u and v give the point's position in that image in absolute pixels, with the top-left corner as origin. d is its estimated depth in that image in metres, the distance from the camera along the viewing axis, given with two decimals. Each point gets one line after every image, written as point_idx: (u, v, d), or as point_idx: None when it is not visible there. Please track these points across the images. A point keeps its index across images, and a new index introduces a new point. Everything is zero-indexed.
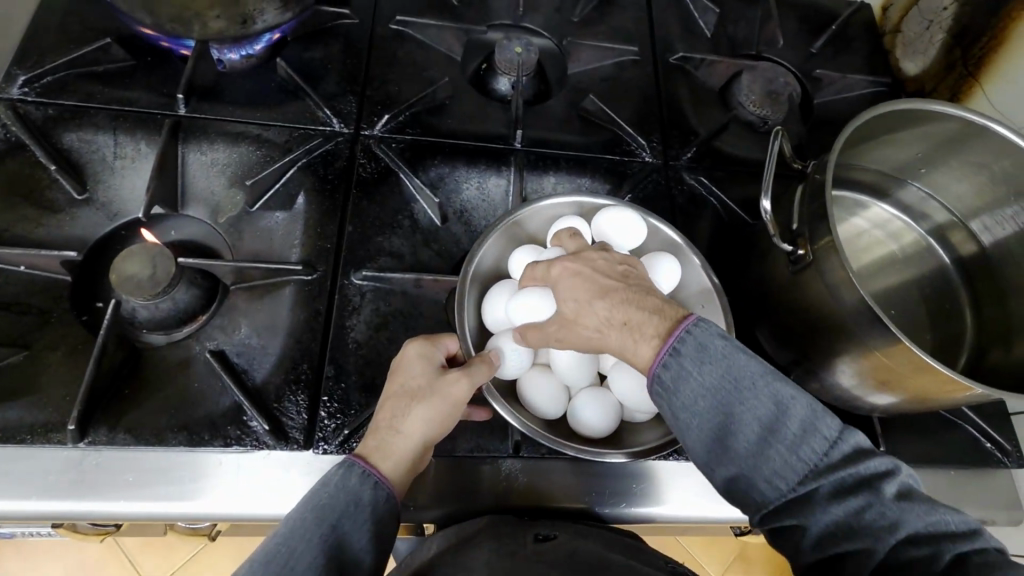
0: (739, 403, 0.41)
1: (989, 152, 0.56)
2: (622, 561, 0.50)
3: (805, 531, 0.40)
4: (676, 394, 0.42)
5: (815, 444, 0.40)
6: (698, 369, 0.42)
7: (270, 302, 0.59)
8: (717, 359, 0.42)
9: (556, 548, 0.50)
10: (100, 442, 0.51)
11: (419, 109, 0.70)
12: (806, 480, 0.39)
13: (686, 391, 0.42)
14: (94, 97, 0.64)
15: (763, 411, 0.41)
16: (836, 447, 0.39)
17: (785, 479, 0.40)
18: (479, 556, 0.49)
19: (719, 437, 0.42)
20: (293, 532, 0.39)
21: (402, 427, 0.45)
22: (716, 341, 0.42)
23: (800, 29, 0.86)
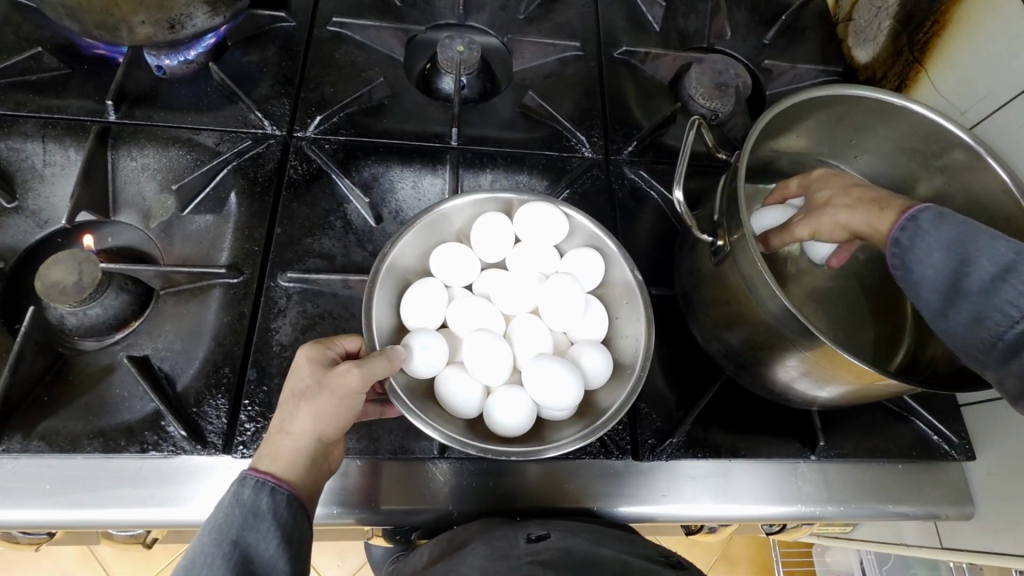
0: (973, 249, 0.41)
1: (916, 134, 0.59)
2: (614, 556, 0.49)
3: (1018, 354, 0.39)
4: (919, 265, 0.43)
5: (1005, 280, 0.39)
6: (935, 236, 0.43)
7: (196, 306, 0.59)
8: (943, 233, 0.42)
9: (551, 547, 0.49)
10: (14, 449, 0.50)
11: (353, 110, 0.70)
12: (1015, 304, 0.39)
13: (926, 256, 0.43)
14: (25, 105, 0.65)
15: (976, 258, 0.41)
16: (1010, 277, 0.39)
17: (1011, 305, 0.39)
18: (471, 556, 0.48)
19: (951, 288, 0.42)
20: (194, 562, 0.38)
21: (291, 428, 0.45)
22: (934, 223, 0.43)
23: (751, 20, 0.84)
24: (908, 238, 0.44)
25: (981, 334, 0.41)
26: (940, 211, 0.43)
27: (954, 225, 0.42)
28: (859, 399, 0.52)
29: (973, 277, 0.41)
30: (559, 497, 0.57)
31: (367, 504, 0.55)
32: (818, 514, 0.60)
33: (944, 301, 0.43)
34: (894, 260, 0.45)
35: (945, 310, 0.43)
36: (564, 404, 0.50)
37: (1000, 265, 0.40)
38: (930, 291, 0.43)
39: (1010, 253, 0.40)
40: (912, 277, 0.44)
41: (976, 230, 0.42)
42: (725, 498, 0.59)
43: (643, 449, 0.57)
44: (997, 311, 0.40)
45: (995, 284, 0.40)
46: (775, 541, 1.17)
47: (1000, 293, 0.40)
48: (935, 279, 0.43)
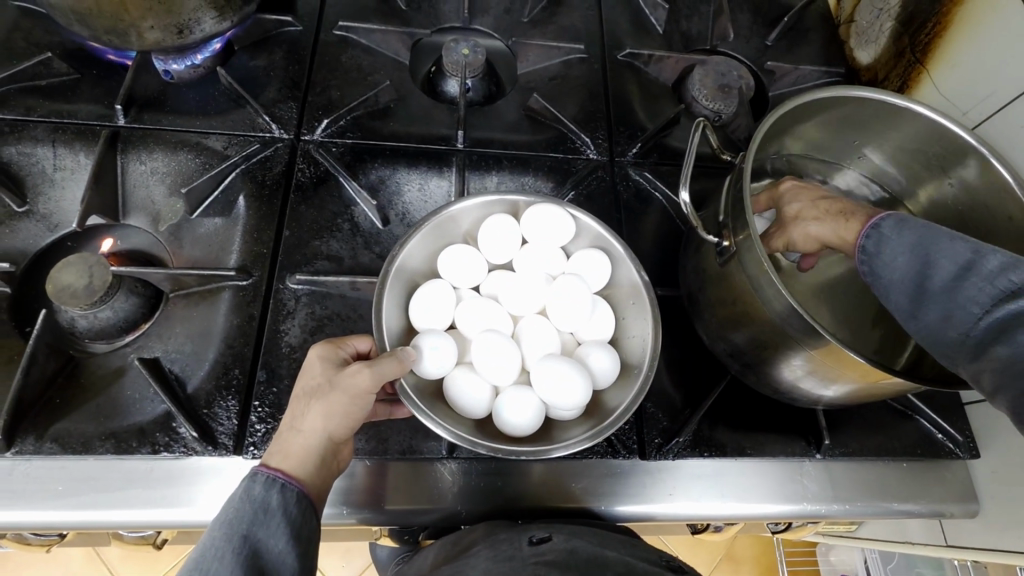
0: (935, 250, 0.41)
1: (919, 135, 0.60)
2: (619, 558, 0.49)
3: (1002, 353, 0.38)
4: (885, 268, 0.44)
5: (975, 277, 0.39)
6: (898, 239, 0.44)
7: (206, 308, 0.59)
8: (905, 235, 0.43)
9: (553, 548, 0.48)
10: (27, 451, 0.51)
11: (360, 113, 0.70)
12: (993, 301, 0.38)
13: (891, 259, 0.44)
14: (35, 110, 0.65)
15: (943, 257, 0.41)
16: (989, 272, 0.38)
17: (980, 301, 0.38)
18: (477, 560, 0.48)
19: (920, 289, 0.42)
20: (204, 555, 0.38)
21: (302, 426, 0.46)
22: (895, 228, 0.44)
23: (754, 22, 0.84)
24: (870, 245, 0.45)
25: (948, 334, 0.40)
26: (903, 217, 0.45)
27: (916, 228, 0.43)
28: (863, 398, 0.52)
29: (935, 277, 0.41)
30: (565, 496, 0.58)
31: (373, 504, 0.56)
32: (823, 512, 0.60)
33: (912, 304, 0.43)
34: (862, 266, 0.46)
35: (914, 311, 0.43)
36: (573, 403, 0.50)
37: (958, 263, 0.40)
38: (897, 295, 0.44)
39: (967, 251, 0.40)
40: (880, 282, 0.45)
41: (937, 232, 0.42)
42: (729, 496, 0.59)
43: (649, 448, 0.58)
44: (960, 309, 0.39)
45: (954, 283, 0.40)
46: (780, 540, 1.17)
47: (960, 291, 0.39)
48: (902, 281, 0.43)
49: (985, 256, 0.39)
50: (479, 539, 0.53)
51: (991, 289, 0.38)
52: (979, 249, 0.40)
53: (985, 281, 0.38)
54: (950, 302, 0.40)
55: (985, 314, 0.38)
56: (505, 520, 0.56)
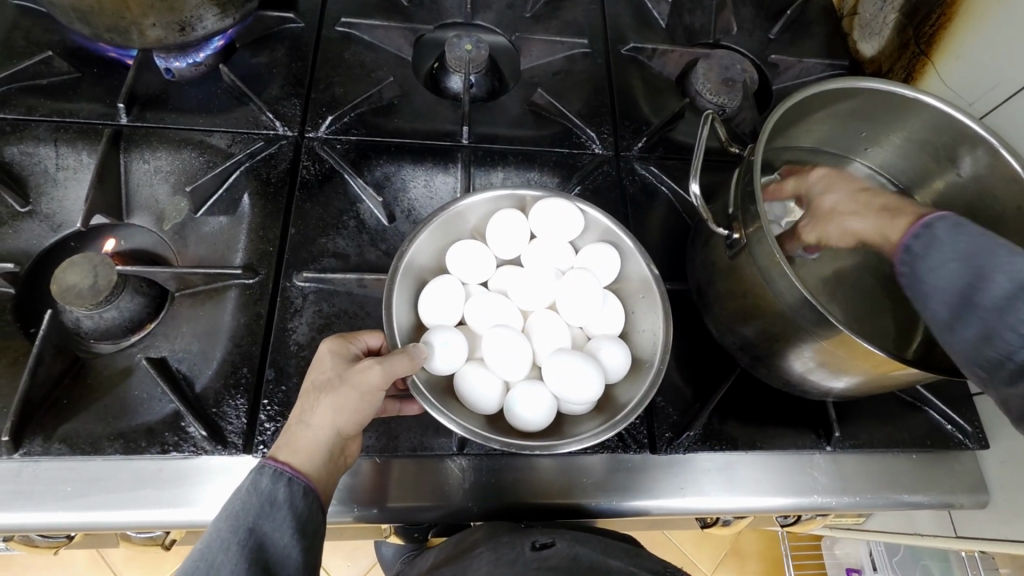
0: (991, 262, 0.39)
1: (927, 126, 0.60)
2: (621, 566, 0.51)
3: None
4: (932, 273, 0.42)
5: None
6: (953, 244, 0.42)
7: (212, 307, 0.59)
8: (964, 240, 0.41)
9: (557, 553, 0.51)
10: (35, 452, 0.51)
11: (364, 109, 0.70)
12: None
13: (940, 265, 0.42)
14: (36, 110, 0.65)
15: (1002, 269, 0.38)
16: None
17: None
18: (479, 561, 0.50)
19: (965, 301, 0.40)
20: (210, 546, 0.39)
21: (312, 421, 0.45)
22: (952, 231, 0.42)
23: (756, 16, 0.84)
24: (915, 246, 0.44)
25: (986, 351, 0.39)
26: (961, 223, 0.42)
27: (970, 237, 0.41)
28: (874, 389, 0.52)
29: (984, 292, 0.39)
30: (575, 491, 0.57)
31: (377, 502, 0.55)
32: (833, 505, 0.60)
33: (955, 317, 0.41)
34: (904, 266, 0.45)
35: (953, 325, 0.41)
36: (586, 398, 0.50)
37: (1014, 281, 0.37)
38: (937, 304, 0.42)
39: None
40: (923, 289, 0.43)
41: (996, 242, 0.40)
42: (738, 490, 0.59)
43: (660, 442, 0.58)
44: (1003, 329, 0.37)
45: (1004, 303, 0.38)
46: (785, 535, 1.17)
47: (1008, 311, 0.37)
48: (949, 291, 0.41)
49: None
50: (481, 539, 0.54)
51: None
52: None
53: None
54: (993, 319, 0.38)
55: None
56: (507, 521, 0.56)
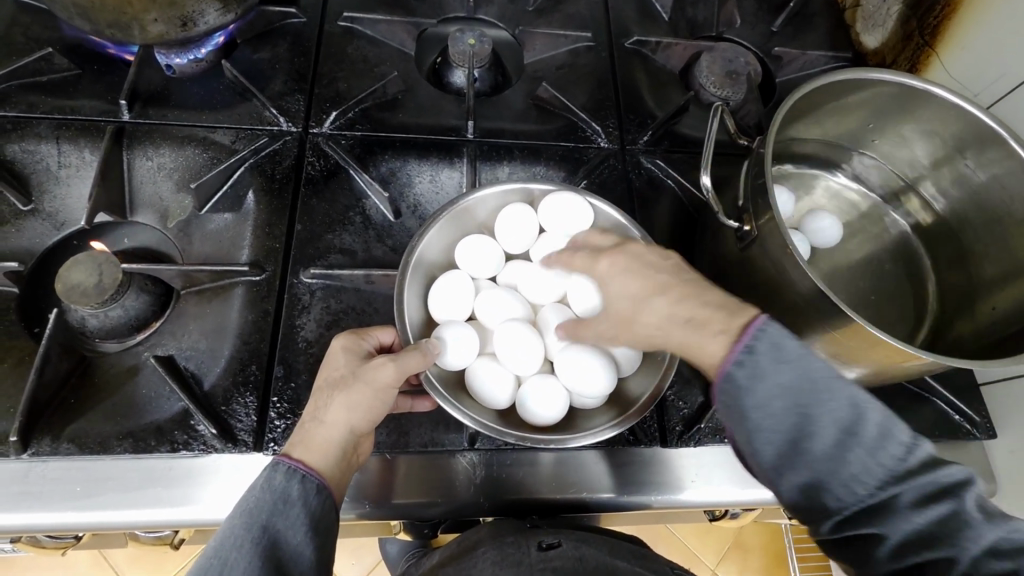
0: (818, 410, 0.38)
1: (935, 117, 0.60)
2: (627, 568, 0.52)
3: (884, 542, 0.38)
4: (750, 394, 0.39)
5: (895, 453, 0.37)
6: (776, 369, 0.39)
7: (218, 305, 0.58)
8: (794, 363, 0.38)
9: (564, 555, 0.51)
10: (44, 452, 0.51)
11: (368, 104, 0.70)
12: (887, 488, 0.37)
13: (760, 393, 0.39)
14: (37, 107, 0.64)
15: (843, 419, 0.38)
16: (913, 455, 0.37)
17: (865, 486, 0.37)
18: (481, 561, 0.51)
19: (792, 439, 0.39)
20: (223, 543, 0.39)
21: (326, 418, 0.45)
22: (792, 344, 0.39)
23: (759, 8, 0.83)
24: (738, 376, 0.40)
25: (818, 496, 0.39)
26: (780, 344, 0.39)
27: (790, 367, 0.39)
28: (883, 380, 0.53)
29: (815, 438, 0.38)
30: (587, 484, 0.57)
31: (379, 499, 0.54)
32: None
33: (784, 458, 0.39)
34: (726, 395, 0.40)
35: (781, 466, 0.40)
36: (597, 392, 0.51)
37: (841, 425, 0.37)
38: (768, 439, 0.39)
39: (852, 411, 0.37)
40: (741, 420, 0.40)
41: (825, 382, 0.38)
42: (750, 483, 0.58)
43: (671, 435, 0.58)
44: (840, 480, 0.38)
45: (840, 449, 0.37)
46: (787, 528, 1.17)
47: (846, 460, 0.37)
48: (770, 423, 0.39)
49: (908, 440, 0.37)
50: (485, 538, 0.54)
51: (877, 466, 0.37)
52: (866, 408, 0.37)
53: (869, 454, 0.37)
54: (846, 470, 0.38)
55: (874, 492, 0.37)
56: (512, 521, 0.55)
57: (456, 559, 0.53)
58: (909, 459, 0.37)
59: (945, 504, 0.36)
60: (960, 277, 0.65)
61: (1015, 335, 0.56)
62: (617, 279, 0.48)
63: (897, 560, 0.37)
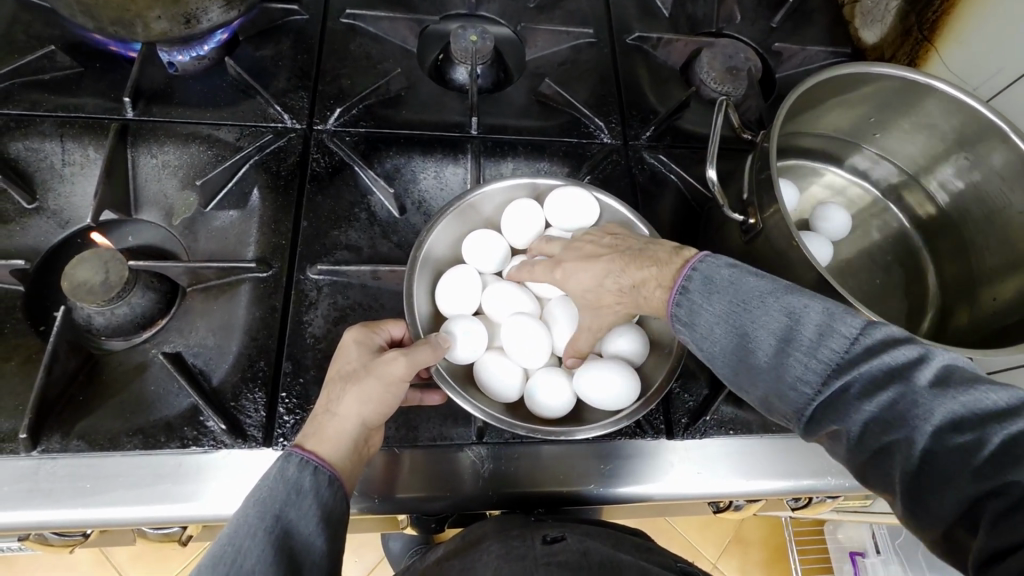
0: (754, 320, 0.39)
1: (935, 111, 0.61)
2: (632, 561, 0.50)
3: (846, 434, 0.35)
4: (690, 322, 0.41)
5: (834, 344, 0.36)
6: (709, 299, 0.41)
7: (225, 302, 0.58)
8: (725, 287, 0.41)
9: (568, 548, 0.50)
10: (54, 449, 0.51)
11: (372, 101, 0.70)
12: (831, 380, 0.36)
13: (701, 319, 0.41)
14: (40, 105, 0.64)
15: (777, 324, 0.38)
16: (857, 343, 0.36)
17: (811, 383, 0.36)
18: (486, 554, 0.51)
19: (738, 354, 0.40)
20: (236, 531, 0.39)
21: (338, 411, 0.46)
22: (723, 271, 0.41)
23: (759, 4, 0.84)
24: (680, 311, 0.42)
25: (776, 402, 0.39)
26: (713, 274, 0.41)
27: (723, 291, 0.40)
28: None
29: (756, 350, 0.39)
30: (595, 476, 0.57)
31: (385, 494, 0.55)
32: (846, 486, 0.61)
33: (737, 373, 0.40)
34: (678, 327, 0.42)
35: (738, 383, 0.40)
36: (610, 398, 0.51)
37: (778, 332, 0.38)
38: (718, 360, 0.41)
39: (784, 318, 0.38)
40: (694, 346, 0.42)
41: (756, 295, 0.39)
42: (754, 474, 0.59)
43: (677, 428, 0.59)
44: (788, 384, 0.37)
45: (779, 355, 0.38)
46: (788, 521, 1.18)
47: (786, 363, 0.37)
48: (714, 342, 0.40)
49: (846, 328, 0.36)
50: (490, 533, 0.55)
51: (818, 363, 0.36)
52: (798, 312, 0.38)
53: (808, 353, 0.37)
54: (789, 373, 0.37)
55: (824, 387, 0.36)
56: (518, 515, 0.56)
57: (462, 552, 0.53)
58: (850, 350, 0.36)
59: (893, 388, 0.34)
60: (958, 269, 0.67)
61: (1013, 327, 0.57)
62: (576, 275, 0.49)
63: (863, 450, 0.35)
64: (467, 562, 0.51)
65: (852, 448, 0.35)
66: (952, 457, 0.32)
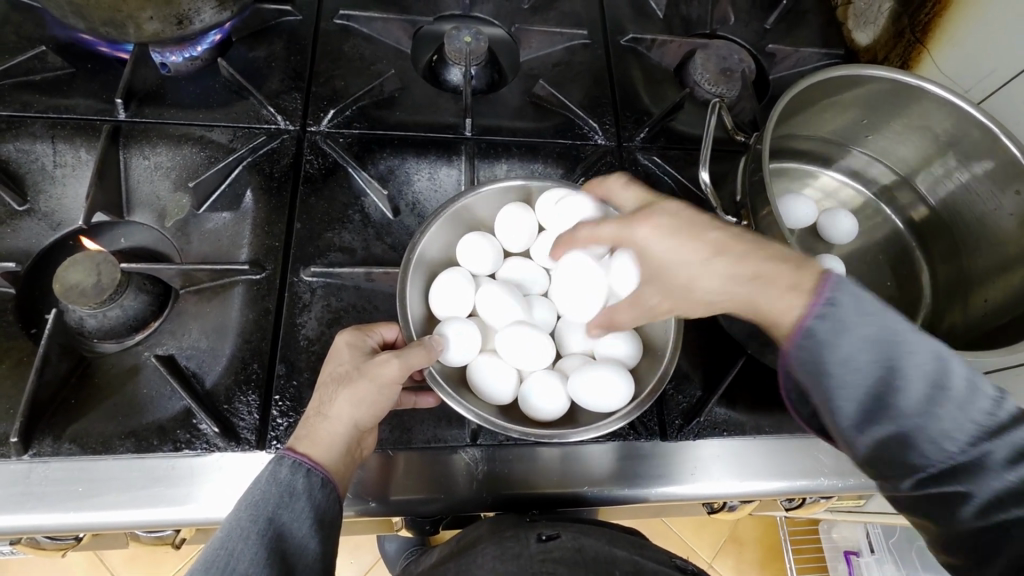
0: (903, 361, 0.38)
1: (927, 113, 0.61)
2: (627, 557, 0.52)
3: (969, 499, 0.38)
4: (830, 355, 0.39)
5: (981, 404, 0.37)
6: (859, 328, 0.39)
7: (219, 304, 0.58)
8: (875, 318, 0.38)
9: (563, 546, 0.51)
10: (46, 453, 0.51)
11: (366, 103, 0.70)
12: (974, 440, 0.37)
13: (840, 350, 0.39)
14: (31, 106, 0.64)
15: (927, 370, 0.37)
16: (1001, 406, 0.36)
17: (955, 439, 0.37)
18: (481, 557, 0.51)
19: (876, 394, 0.39)
20: (229, 535, 0.39)
21: (329, 413, 0.46)
22: (868, 299, 0.39)
23: (753, 6, 0.84)
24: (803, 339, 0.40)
25: (900, 451, 0.39)
26: (859, 302, 0.39)
27: (867, 324, 0.38)
28: None
29: (901, 395, 0.38)
30: (589, 478, 0.58)
31: (379, 496, 0.55)
32: (839, 487, 0.61)
33: (863, 413, 0.39)
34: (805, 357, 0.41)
35: (860, 426, 0.40)
36: (605, 403, 0.52)
37: (927, 379, 0.37)
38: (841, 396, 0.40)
39: (934, 362, 0.37)
40: (823, 381, 0.40)
41: (905, 334, 0.38)
42: (749, 475, 0.60)
43: (671, 429, 0.59)
44: (929, 436, 0.38)
45: (929, 406, 0.37)
46: (783, 519, 1.19)
47: (936, 419, 0.37)
48: (855, 378, 0.39)
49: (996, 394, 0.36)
50: (485, 535, 0.54)
51: (967, 421, 0.37)
52: (946, 359, 0.37)
53: (959, 408, 0.37)
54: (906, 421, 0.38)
55: (962, 450, 0.37)
56: (513, 516, 0.56)
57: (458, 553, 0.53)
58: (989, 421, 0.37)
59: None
60: (951, 269, 0.67)
61: (1006, 327, 0.57)
62: None
63: (983, 519, 0.37)
64: (463, 565, 0.51)
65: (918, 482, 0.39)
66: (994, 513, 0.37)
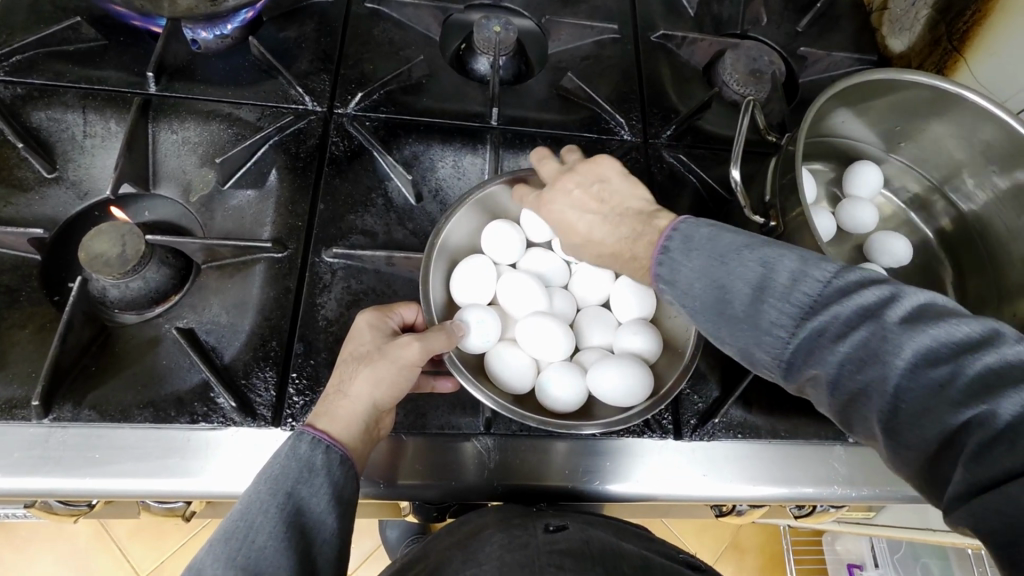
0: (741, 270, 0.38)
1: (965, 118, 0.60)
2: (636, 550, 0.51)
3: (821, 376, 0.35)
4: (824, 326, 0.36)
5: (778, 280, 0.36)
6: (689, 260, 0.40)
7: (240, 280, 0.59)
8: (705, 245, 0.40)
9: (570, 537, 0.50)
10: (66, 418, 0.51)
11: (393, 87, 0.69)
12: (786, 314, 0.35)
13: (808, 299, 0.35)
14: (64, 76, 0.64)
15: (755, 272, 0.37)
16: (775, 269, 0.36)
17: (783, 326, 0.35)
18: (487, 545, 0.49)
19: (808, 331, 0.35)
20: (249, 507, 0.39)
21: (350, 391, 0.46)
22: (704, 230, 0.40)
23: (786, 8, 0.83)
24: (671, 255, 0.41)
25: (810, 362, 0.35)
26: (692, 233, 0.41)
27: (701, 249, 0.40)
28: None
29: (740, 297, 0.37)
30: (601, 474, 0.57)
31: (389, 479, 0.55)
32: (852, 495, 0.60)
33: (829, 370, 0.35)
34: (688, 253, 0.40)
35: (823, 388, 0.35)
36: (624, 399, 0.51)
37: (753, 282, 0.37)
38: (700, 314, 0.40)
39: (759, 268, 0.37)
40: (676, 304, 0.41)
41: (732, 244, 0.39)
42: (758, 480, 0.59)
43: (685, 429, 0.59)
44: (765, 330, 0.36)
45: (757, 303, 0.36)
46: (786, 530, 1.17)
47: (761, 311, 0.36)
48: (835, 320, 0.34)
49: (772, 267, 0.36)
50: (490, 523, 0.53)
51: (792, 307, 0.35)
52: (772, 260, 0.37)
53: (784, 298, 0.36)
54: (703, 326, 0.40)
55: (848, 335, 0.33)
56: (517, 505, 0.56)
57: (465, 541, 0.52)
58: (823, 292, 0.35)
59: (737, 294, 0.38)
60: (984, 282, 0.66)
61: None
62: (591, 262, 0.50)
63: (841, 390, 0.34)
64: (469, 552, 0.49)
65: (831, 393, 0.35)
66: (928, 393, 0.31)
